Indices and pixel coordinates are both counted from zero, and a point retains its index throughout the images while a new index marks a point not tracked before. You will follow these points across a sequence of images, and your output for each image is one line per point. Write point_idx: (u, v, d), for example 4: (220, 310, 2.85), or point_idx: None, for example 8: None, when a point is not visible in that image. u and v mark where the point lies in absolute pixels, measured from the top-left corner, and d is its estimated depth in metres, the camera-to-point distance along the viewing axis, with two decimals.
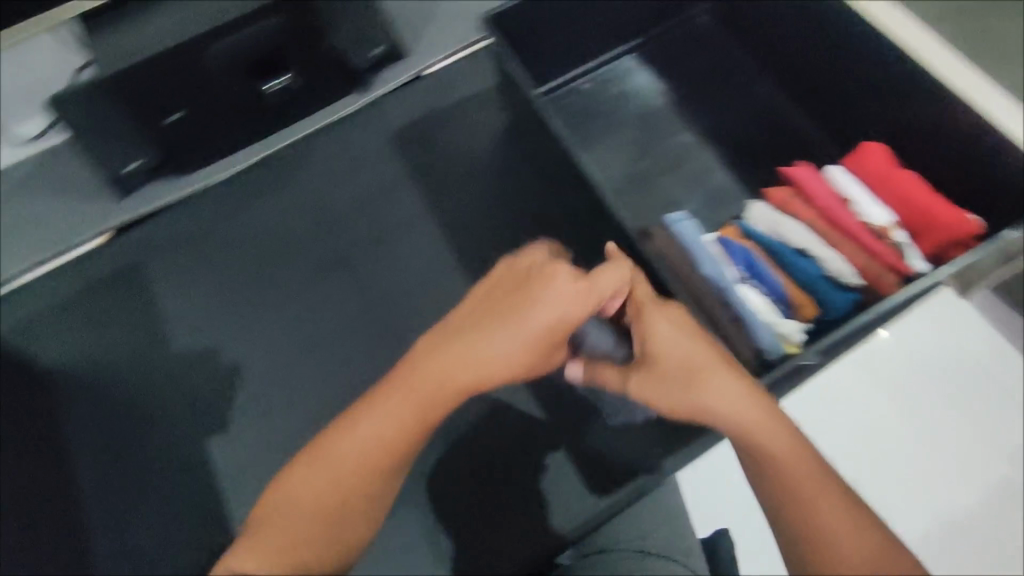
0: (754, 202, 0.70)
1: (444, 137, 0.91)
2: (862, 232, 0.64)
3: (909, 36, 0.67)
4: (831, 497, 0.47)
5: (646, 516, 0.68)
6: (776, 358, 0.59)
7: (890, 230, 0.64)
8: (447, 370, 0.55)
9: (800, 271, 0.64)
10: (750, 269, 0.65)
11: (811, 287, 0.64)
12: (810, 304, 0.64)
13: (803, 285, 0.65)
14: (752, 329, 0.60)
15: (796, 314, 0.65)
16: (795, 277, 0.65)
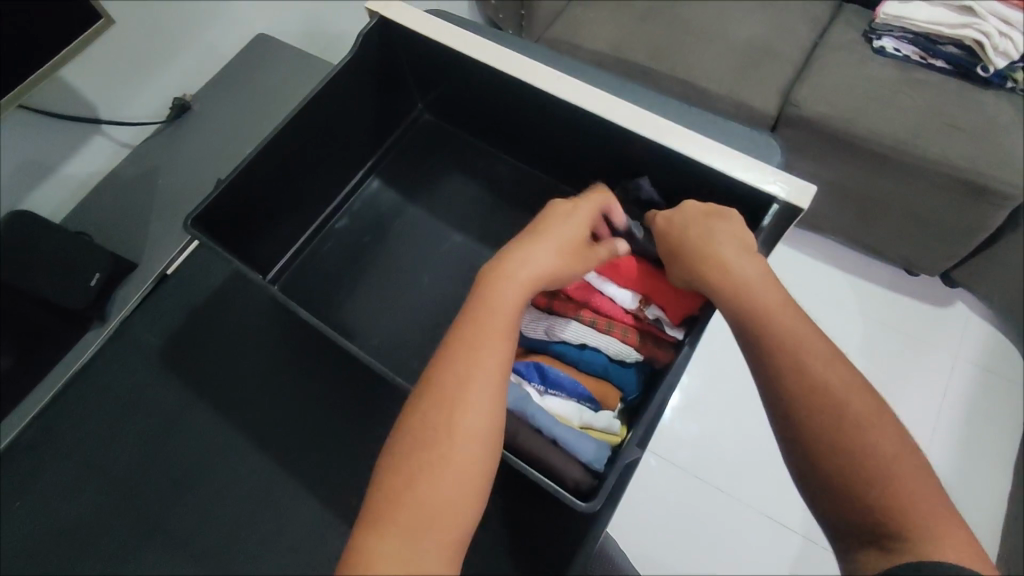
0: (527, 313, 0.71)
1: (214, 337, 0.82)
2: (620, 308, 0.68)
3: (540, 73, 0.69)
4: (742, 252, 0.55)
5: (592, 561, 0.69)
6: (600, 468, 0.58)
7: (644, 302, 0.68)
8: (483, 360, 0.48)
9: (592, 363, 0.66)
10: (545, 383, 0.65)
11: (604, 375, 0.66)
12: (609, 391, 0.66)
13: (596, 377, 0.66)
14: (570, 450, 0.59)
15: (602, 404, 0.65)
16: (587, 373, 0.67)
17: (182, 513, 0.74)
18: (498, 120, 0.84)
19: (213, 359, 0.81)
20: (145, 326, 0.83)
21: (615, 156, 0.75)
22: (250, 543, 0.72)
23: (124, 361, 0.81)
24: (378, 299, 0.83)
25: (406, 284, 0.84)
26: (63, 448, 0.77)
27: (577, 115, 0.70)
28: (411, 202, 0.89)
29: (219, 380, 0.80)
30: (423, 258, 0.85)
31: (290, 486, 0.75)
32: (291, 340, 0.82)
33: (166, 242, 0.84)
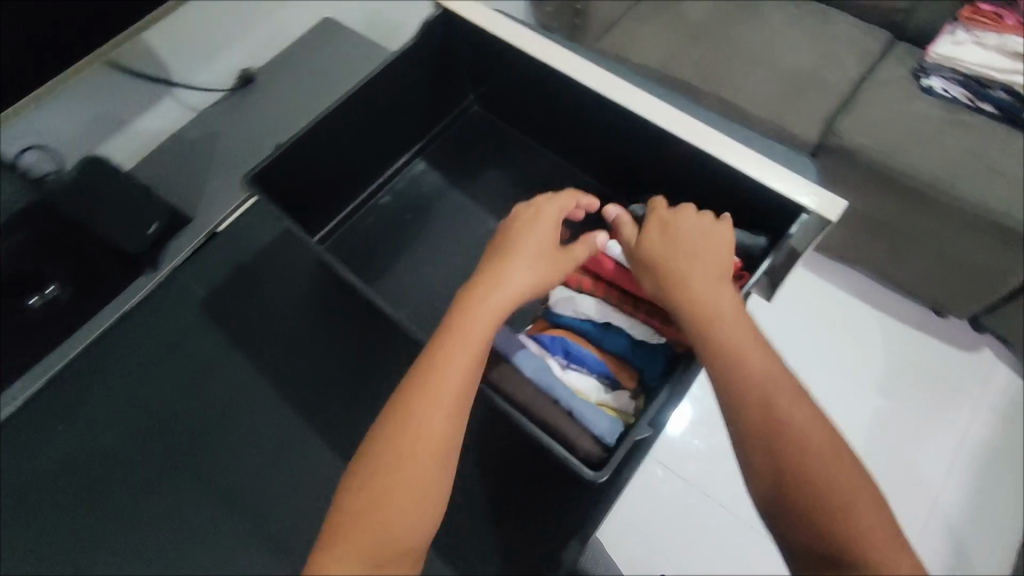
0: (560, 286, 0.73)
1: (249, 297, 0.87)
2: (647, 292, 0.70)
3: (585, 73, 0.73)
4: (712, 278, 0.58)
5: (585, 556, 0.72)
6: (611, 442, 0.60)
7: None
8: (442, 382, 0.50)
9: (614, 343, 0.69)
10: (567, 358, 0.68)
11: (625, 356, 0.69)
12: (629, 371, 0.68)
13: (618, 357, 0.69)
14: (583, 421, 0.61)
15: (620, 383, 0.68)
16: (609, 353, 0.69)
17: (201, 459, 0.78)
18: (552, 119, 0.87)
19: (247, 319, 0.86)
20: (194, 278, 0.88)
21: (650, 159, 0.78)
22: (261, 496, 0.77)
23: (164, 311, 0.86)
24: (407, 278, 0.87)
25: (436, 266, 0.87)
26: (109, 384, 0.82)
27: (624, 116, 0.74)
28: (448, 189, 0.92)
29: (250, 339, 0.85)
30: (455, 243, 0.89)
31: (304, 447, 0.79)
32: (320, 308, 0.86)
33: (216, 202, 0.89)
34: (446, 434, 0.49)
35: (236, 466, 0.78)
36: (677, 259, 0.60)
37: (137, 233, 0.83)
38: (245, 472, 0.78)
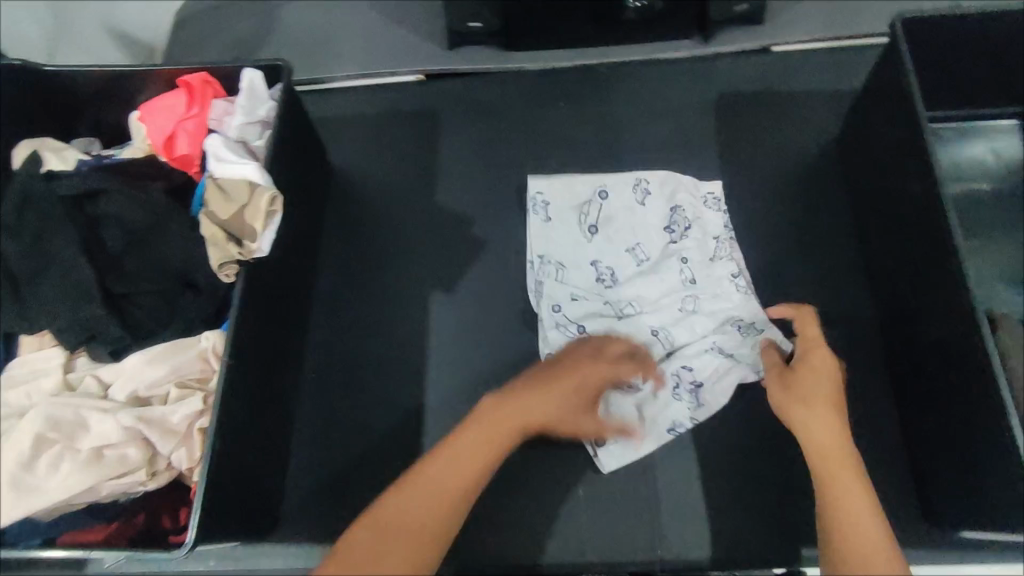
0: (966, 147, 0.90)
1: (497, 120, 1.01)
2: None
3: None
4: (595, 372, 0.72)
5: (789, 503, 0.80)
6: None
7: None
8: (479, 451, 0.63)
9: None
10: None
11: None
12: None
13: None
14: None
15: None
16: None
17: (399, 270, 0.93)
18: (1000, 82, 0.87)
19: (478, 115, 1.02)
20: (552, 80, 1.03)
21: (963, 68, 0.86)
22: (354, 346, 0.89)
23: (428, 86, 1.04)
24: (640, 144, 0.98)
25: (677, 117, 0.99)
26: (677, 172, 0.96)
27: (871, 35, 0.99)
28: (772, 46, 1.00)
29: (479, 156, 0.99)
30: (706, 109, 0.99)
31: (479, 272, 0.92)
32: (552, 131, 1.00)
33: (485, 28, 0.99)
34: (468, 488, 0.62)
35: (433, 282, 0.92)
36: (809, 372, 0.70)
37: (722, 67, 1.01)
38: (408, 292, 0.92)
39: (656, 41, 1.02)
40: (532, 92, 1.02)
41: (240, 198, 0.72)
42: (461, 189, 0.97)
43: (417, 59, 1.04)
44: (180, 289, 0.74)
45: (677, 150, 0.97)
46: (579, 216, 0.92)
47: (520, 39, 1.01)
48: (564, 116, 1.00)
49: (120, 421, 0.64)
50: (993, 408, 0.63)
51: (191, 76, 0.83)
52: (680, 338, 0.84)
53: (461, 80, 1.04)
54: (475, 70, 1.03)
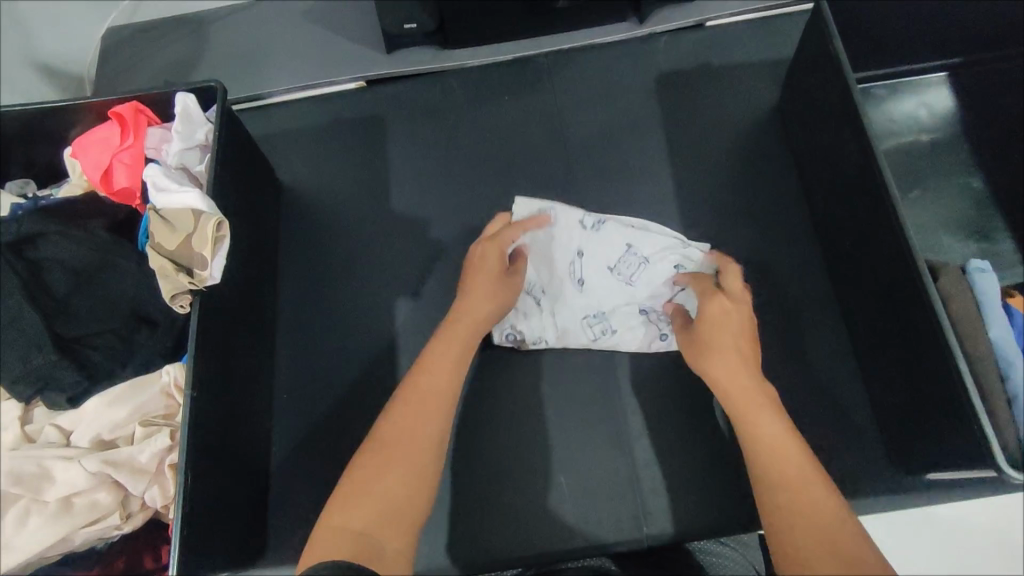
0: (897, 104, 0.93)
1: (443, 120, 1.01)
2: None
3: None
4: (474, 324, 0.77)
5: None
6: None
7: None
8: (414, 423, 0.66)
9: None
10: (950, 124, 0.91)
11: None
12: None
13: None
14: None
15: None
16: None
17: (359, 281, 0.92)
18: (927, 37, 0.90)
19: (423, 116, 1.01)
20: (494, 75, 1.02)
21: (889, 27, 0.88)
22: (322, 361, 0.89)
23: (370, 92, 1.03)
24: (587, 130, 0.99)
25: (621, 100, 1.00)
26: (626, 153, 0.97)
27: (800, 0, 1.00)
28: (705, 21, 1.01)
29: (428, 159, 0.99)
30: (648, 89, 1.00)
31: (440, 273, 0.92)
32: (499, 126, 1.00)
33: (421, 29, 0.98)
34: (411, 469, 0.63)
35: (396, 289, 0.92)
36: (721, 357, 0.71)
37: (659, 47, 1.02)
38: (372, 300, 0.91)
39: (592, 26, 1.03)
40: (475, 89, 1.02)
41: (184, 225, 0.70)
42: (415, 193, 0.97)
43: (356, 65, 1.03)
44: (136, 324, 0.73)
45: (624, 133, 0.98)
46: (572, 265, 0.89)
47: (456, 35, 1.00)
48: (511, 109, 1.00)
49: (85, 468, 0.63)
50: (940, 357, 0.64)
51: (121, 106, 0.80)
52: (622, 339, 0.86)
53: (403, 83, 1.03)
54: (415, 71, 1.02)
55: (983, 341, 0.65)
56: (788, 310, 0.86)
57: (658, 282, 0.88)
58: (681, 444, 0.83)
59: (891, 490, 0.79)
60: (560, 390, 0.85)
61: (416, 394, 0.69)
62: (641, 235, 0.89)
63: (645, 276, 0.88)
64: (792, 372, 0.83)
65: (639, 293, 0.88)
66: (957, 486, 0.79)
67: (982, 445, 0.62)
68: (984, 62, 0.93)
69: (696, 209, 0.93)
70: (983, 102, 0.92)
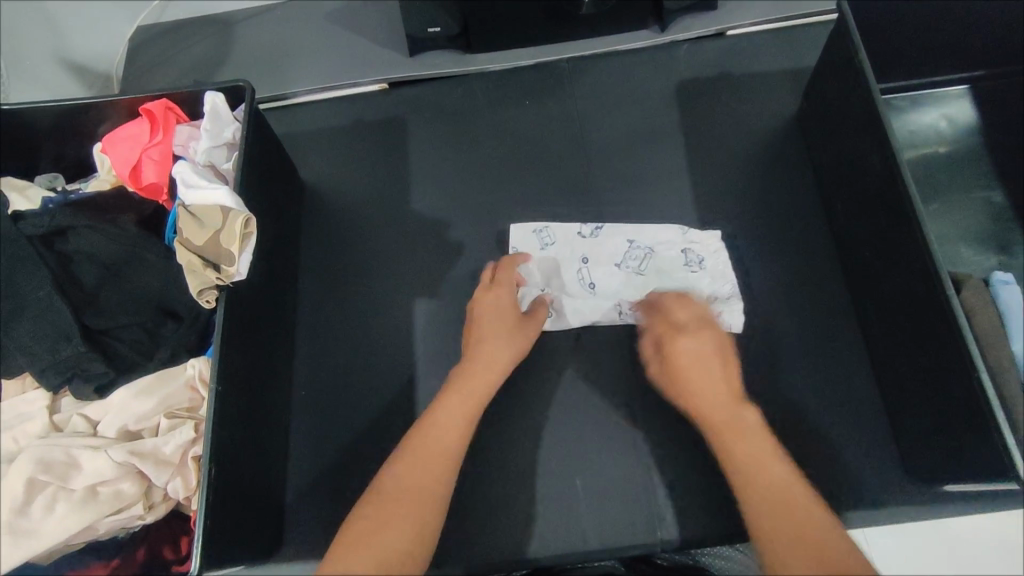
0: (917, 114, 0.93)
1: (464, 122, 1.02)
2: None
3: None
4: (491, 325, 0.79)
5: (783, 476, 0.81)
6: None
7: None
8: (446, 431, 0.70)
9: None
10: (971, 136, 0.91)
11: None
12: None
13: None
14: None
15: None
16: None
17: (379, 280, 0.93)
18: (950, 48, 0.90)
19: (442, 118, 1.02)
20: (514, 79, 1.03)
21: (914, 38, 0.88)
22: (340, 359, 0.90)
23: (392, 94, 1.04)
24: (605, 135, 0.99)
25: (641, 107, 1.00)
26: (645, 160, 0.97)
27: (821, 11, 1.01)
28: (725, 30, 1.02)
29: (448, 160, 1.00)
30: (668, 96, 1.01)
31: (458, 274, 0.93)
32: (519, 129, 1.01)
33: (444, 33, 0.99)
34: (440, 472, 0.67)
35: (414, 288, 0.93)
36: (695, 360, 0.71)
37: (680, 55, 1.03)
38: (391, 299, 0.92)
39: (613, 32, 1.03)
40: (496, 92, 1.03)
41: (213, 222, 0.71)
42: (434, 195, 0.98)
43: (379, 67, 1.04)
44: (161, 318, 0.74)
45: (643, 139, 0.99)
46: (579, 270, 0.90)
47: (479, 39, 1.01)
48: (530, 113, 1.01)
49: (112, 458, 0.64)
50: (962, 369, 0.64)
51: (152, 103, 0.82)
52: None
53: (425, 84, 1.04)
54: (437, 74, 1.04)
55: (1005, 353, 0.65)
56: (804, 319, 0.86)
57: (668, 266, 0.89)
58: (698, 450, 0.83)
59: (907, 501, 0.78)
60: (576, 393, 0.86)
61: (455, 395, 0.74)
62: (639, 228, 0.92)
63: (653, 267, 0.90)
64: (807, 382, 0.83)
65: (653, 282, 0.89)
66: (973, 500, 0.79)
67: (1004, 460, 0.62)
68: (1006, 75, 0.93)
69: (714, 216, 0.93)
70: (1005, 114, 0.92)
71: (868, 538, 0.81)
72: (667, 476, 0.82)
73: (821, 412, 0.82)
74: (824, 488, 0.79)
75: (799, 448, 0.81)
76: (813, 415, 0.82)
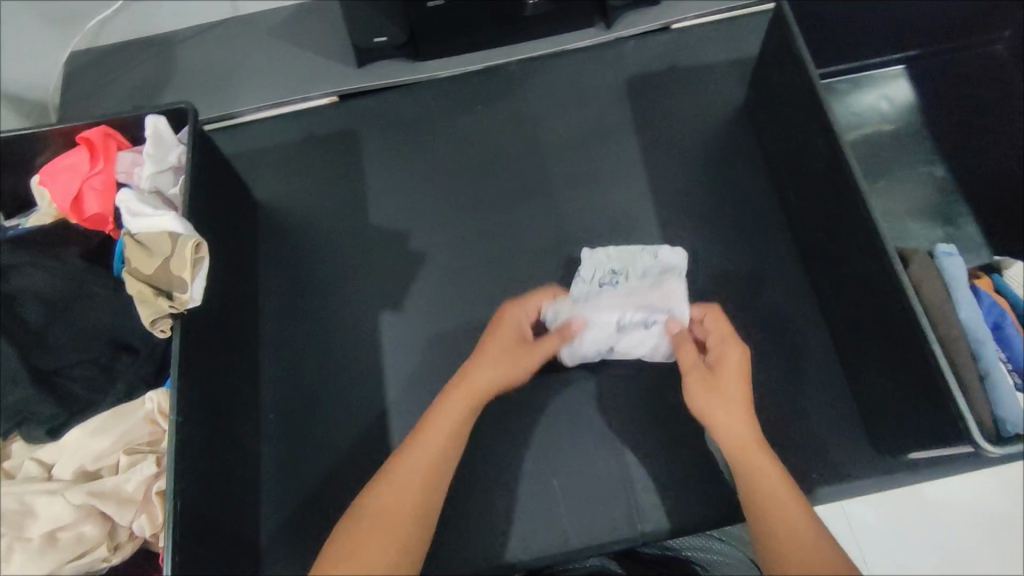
0: (857, 97, 0.96)
1: (418, 131, 1.01)
2: None
3: None
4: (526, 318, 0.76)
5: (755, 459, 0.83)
6: None
7: None
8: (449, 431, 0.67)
9: None
10: (909, 114, 0.94)
11: None
12: None
13: None
14: None
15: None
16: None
17: (341, 297, 0.92)
18: (885, 30, 0.93)
19: (395, 128, 1.01)
20: (465, 84, 1.03)
21: (849, 23, 0.91)
22: (306, 380, 0.88)
23: (342, 106, 1.03)
24: (559, 135, 1.00)
25: (592, 105, 1.01)
26: (600, 157, 0.98)
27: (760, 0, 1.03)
28: (668, 24, 1.04)
29: (404, 170, 0.99)
30: (618, 92, 1.02)
31: (421, 284, 0.92)
32: (473, 134, 1.00)
33: (390, 42, 0.98)
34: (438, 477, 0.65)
35: (378, 301, 0.91)
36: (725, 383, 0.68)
37: (627, 51, 1.04)
38: (355, 315, 0.91)
39: (560, 33, 1.04)
40: (447, 99, 1.03)
41: (162, 249, 0.69)
42: (392, 205, 0.97)
43: (327, 79, 1.03)
44: (114, 352, 0.71)
45: (596, 136, 0.99)
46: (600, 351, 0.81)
47: (427, 46, 1.01)
48: (483, 117, 1.01)
49: (69, 501, 0.62)
50: (915, 340, 0.66)
51: (90, 131, 0.79)
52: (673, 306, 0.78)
53: (374, 95, 1.03)
54: (386, 84, 1.03)
55: (954, 321, 0.67)
56: (765, 303, 0.88)
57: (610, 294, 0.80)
58: (672, 440, 0.84)
59: (875, 472, 0.81)
60: (548, 394, 0.86)
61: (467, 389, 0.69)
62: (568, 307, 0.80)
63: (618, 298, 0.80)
64: (773, 364, 0.85)
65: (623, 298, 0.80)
66: (936, 467, 0.81)
67: (958, 424, 0.64)
68: (938, 54, 0.96)
69: (670, 208, 0.94)
70: (940, 90, 0.95)
71: (846, 512, 0.82)
72: (642, 470, 0.83)
73: (787, 393, 0.84)
74: (796, 467, 0.81)
75: (768, 430, 0.82)
76: (780, 396, 0.84)
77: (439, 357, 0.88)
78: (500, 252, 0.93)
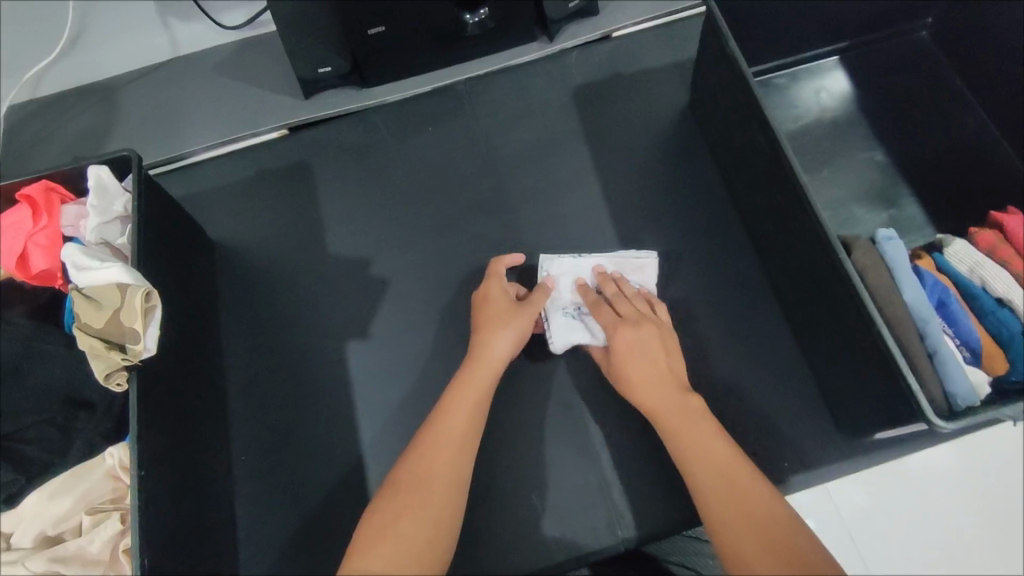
0: (794, 90, 0.99)
1: (370, 157, 1.01)
2: None
3: None
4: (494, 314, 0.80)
5: None
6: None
7: None
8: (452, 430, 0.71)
9: None
10: (846, 103, 0.97)
11: None
12: None
13: None
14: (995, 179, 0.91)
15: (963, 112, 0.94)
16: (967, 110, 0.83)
17: (305, 330, 0.91)
18: (815, 24, 0.95)
19: (347, 156, 1.01)
20: (414, 107, 1.04)
21: (780, 20, 0.93)
22: (276, 417, 0.87)
23: (292, 139, 1.03)
24: (510, 150, 1.01)
25: (540, 118, 1.02)
26: (552, 168, 0.99)
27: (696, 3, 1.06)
28: (610, 33, 1.05)
29: (359, 197, 0.99)
30: (565, 103, 1.03)
31: (384, 310, 0.92)
32: (425, 157, 1.01)
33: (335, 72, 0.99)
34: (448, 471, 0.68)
35: (342, 331, 0.91)
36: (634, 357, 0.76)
37: (571, 62, 1.05)
38: (320, 347, 0.90)
39: (504, 49, 1.05)
40: (397, 123, 1.03)
41: (111, 302, 0.68)
42: (350, 234, 0.97)
43: (275, 113, 1.03)
44: (72, 410, 0.69)
45: (547, 148, 1.00)
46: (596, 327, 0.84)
47: (372, 73, 1.01)
48: (433, 139, 1.02)
49: (30, 569, 0.63)
50: (866, 327, 0.68)
51: (31, 187, 0.78)
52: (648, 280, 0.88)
53: (324, 125, 1.03)
54: (335, 113, 1.03)
55: (899, 305, 0.69)
56: (724, 298, 0.90)
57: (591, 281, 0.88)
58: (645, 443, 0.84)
59: (844, 455, 0.82)
60: (519, 408, 0.86)
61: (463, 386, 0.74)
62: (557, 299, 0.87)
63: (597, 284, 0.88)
64: (737, 357, 0.86)
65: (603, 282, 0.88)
66: (902, 444, 0.83)
67: (912, 403, 0.66)
68: (869, 42, 1.00)
69: (625, 212, 0.96)
70: (874, 78, 0.98)
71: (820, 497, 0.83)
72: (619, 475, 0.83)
73: (752, 384, 0.85)
74: (768, 457, 0.82)
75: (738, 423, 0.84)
76: (746, 389, 0.85)
77: (408, 382, 0.88)
78: (461, 271, 0.94)
